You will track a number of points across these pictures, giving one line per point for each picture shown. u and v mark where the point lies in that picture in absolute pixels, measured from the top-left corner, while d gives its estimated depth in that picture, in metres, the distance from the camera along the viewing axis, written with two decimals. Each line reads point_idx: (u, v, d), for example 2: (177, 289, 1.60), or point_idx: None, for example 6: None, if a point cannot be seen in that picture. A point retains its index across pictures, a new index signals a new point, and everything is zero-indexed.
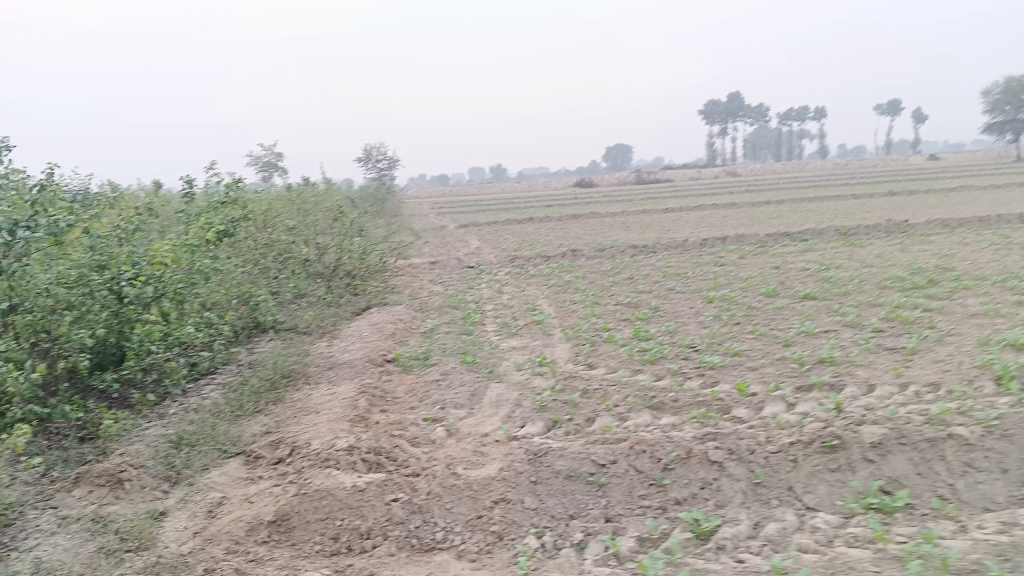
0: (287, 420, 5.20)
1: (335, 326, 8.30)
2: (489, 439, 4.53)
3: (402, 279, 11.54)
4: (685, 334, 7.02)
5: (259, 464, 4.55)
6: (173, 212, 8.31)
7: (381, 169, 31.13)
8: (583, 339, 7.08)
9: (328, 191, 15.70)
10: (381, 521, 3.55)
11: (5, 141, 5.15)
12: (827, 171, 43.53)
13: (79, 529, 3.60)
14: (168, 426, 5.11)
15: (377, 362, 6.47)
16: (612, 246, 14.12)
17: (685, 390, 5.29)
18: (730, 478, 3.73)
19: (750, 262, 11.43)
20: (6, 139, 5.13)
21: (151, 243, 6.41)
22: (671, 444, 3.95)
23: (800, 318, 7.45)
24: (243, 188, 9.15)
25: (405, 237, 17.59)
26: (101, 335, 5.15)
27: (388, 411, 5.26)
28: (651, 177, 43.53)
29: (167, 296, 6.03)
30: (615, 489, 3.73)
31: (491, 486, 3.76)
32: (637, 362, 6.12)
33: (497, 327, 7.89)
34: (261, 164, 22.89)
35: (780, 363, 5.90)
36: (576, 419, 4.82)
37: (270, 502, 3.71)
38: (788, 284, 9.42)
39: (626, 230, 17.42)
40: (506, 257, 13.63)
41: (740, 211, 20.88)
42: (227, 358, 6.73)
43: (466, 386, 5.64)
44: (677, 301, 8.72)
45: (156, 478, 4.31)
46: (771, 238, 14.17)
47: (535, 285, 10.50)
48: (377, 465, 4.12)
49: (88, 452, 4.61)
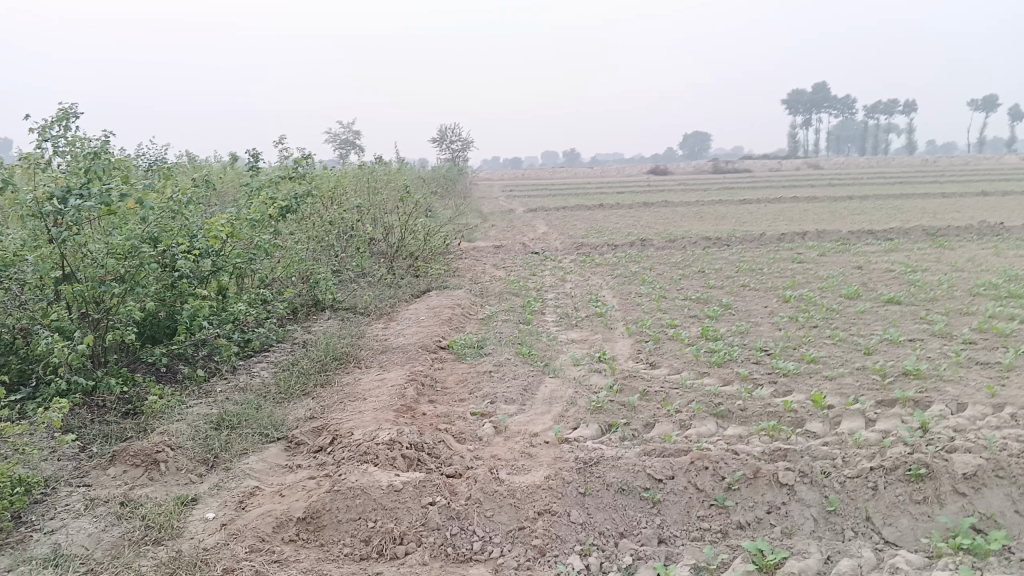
0: (333, 405, 5.01)
1: (393, 307, 8.12)
2: (539, 440, 4.27)
3: (466, 262, 11.34)
4: (757, 335, 6.61)
5: (300, 451, 4.37)
6: (238, 185, 8.25)
7: (454, 150, 31.03)
8: (647, 335, 6.73)
9: (399, 169, 15.60)
10: (416, 525, 3.32)
11: (68, 110, 5.01)
12: (915, 167, 41.68)
13: (107, 513, 3.48)
14: (213, 404, 5.00)
15: (430, 348, 6.25)
16: (683, 237, 13.66)
17: (754, 398, 4.92)
18: (800, 504, 3.38)
19: (831, 260, 10.86)
20: (69, 108, 4.97)
21: (210, 216, 6.31)
22: (737, 461, 3.61)
23: (883, 324, 6.94)
24: (310, 163, 9.05)
25: (472, 219, 17.41)
26: (150, 308, 5.04)
27: (436, 402, 5.04)
28: (728, 167, 42.36)
29: (225, 270, 5.93)
30: (671, 508, 3.42)
31: (536, 494, 3.49)
32: (703, 364, 5.77)
33: (557, 318, 7.59)
34: (337, 141, 23.03)
35: (860, 373, 5.46)
36: (633, 423, 4.51)
37: (303, 496, 3.51)
38: (871, 285, 8.87)
39: (699, 221, 16.87)
40: (573, 244, 13.31)
41: (819, 206, 20.05)
42: (282, 335, 6.59)
43: (520, 380, 5.39)
44: (750, 298, 8.28)
45: (193, 460, 4.18)
46: (853, 235, 13.48)
47: (600, 275, 10.16)
48: (418, 462, 3.88)
49: (130, 428, 4.54)
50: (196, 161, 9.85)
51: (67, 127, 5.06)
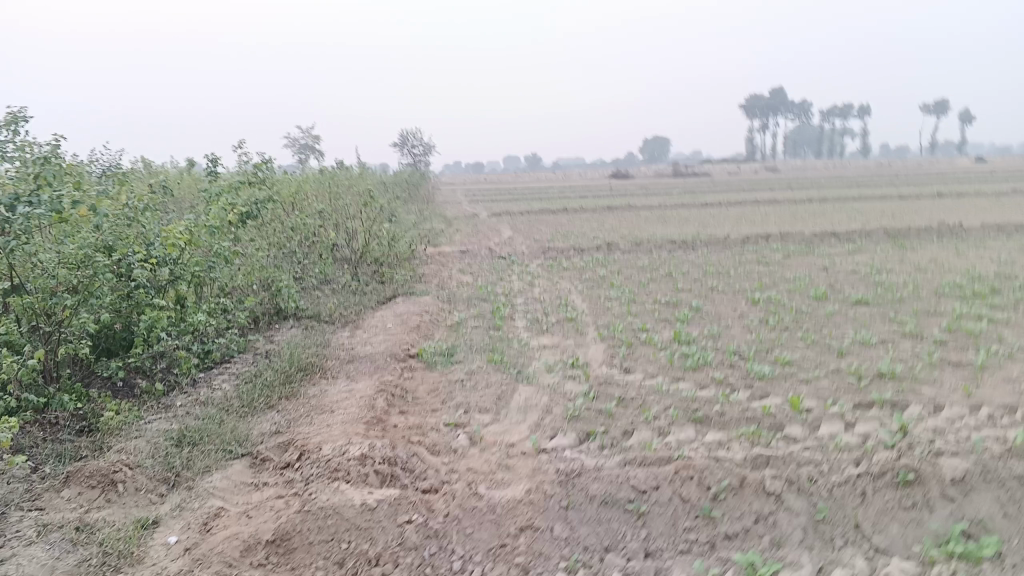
0: (300, 418, 4.82)
1: (358, 314, 7.92)
2: (515, 451, 4.14)
3: (431, 267, 11.17)
4: (730, 338, 6.55)
5: (266, 468, 4.18)
6: (196, 191, 8.00)
7: (416, 155, 30.79)
8: (619, 339, 6.63)
9: (360, 174, 15.35)
10: (393, 546, 3.16)
11: (18, 112, 4.76)
12: (870, 169, 42.41)
13: (60, 540, 3.27)
14: (173, 420, 4.78)
15: (399, 356, 6.08)
16: (649, 240, 13.62)
17: (732, 403, 4.84)
18: (788, 512, 3.29)
19: (797, 262, 10.89)
20: (19, 110, 4.73)
21: (168, 222, 6.08)
22: (722, 470, 3.52)
23: (854, 325, 6.94)
24: (271, 168, 8.82)
25: (436, 224, 17.23)
26: (106, 320, 4.81)
27: (407, 413, 4.88)
28: (688, 170, 42.68)
29: (183, 278, 5.71)
30: (656, 520, 3.31)
31: (517, 510, 3.36)
32: (677, 368, 5.68)
33: (527, 323, 7.47)
34: (297, 146, 22.68)
35: (836, 376, 5.42)
36: (611, 431, 4.40)
37: (272, 517, 3.33)
38: (838, 287, 8.89)
39: (664, 224, 16.89)
40: (539, 248, 13.20)
41: (780, 208, 20.23)
42: (244, 346, 6.37)
43: (493, 388, 5.25)
44: (719, 301, 8.24)
45: (153, 480, 3.97)
46: (817, 237, 13.57)
47: (568, 280, 10.06)
48: (391, 477, 3.72)
49: (84, 447, 4.31)
50: (151, 166, 9.56)
51: (15, 130, 4.82)
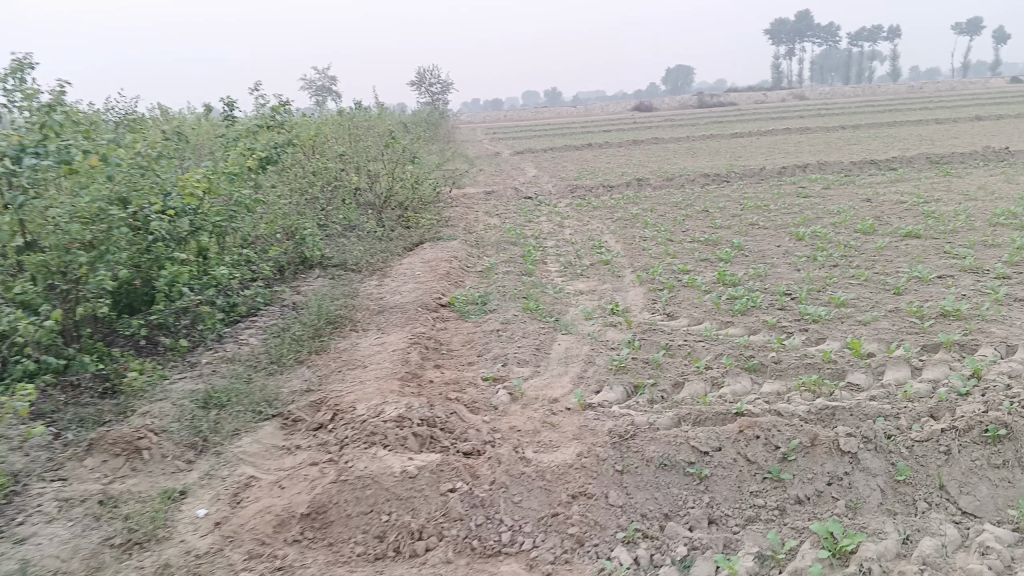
0: (332, 374, 4.59)
1: (385, 262, 7.63)
2: (559, 408, 3.90)
3: (457, 210, 10.84)
4: (777, 278, 6.21)
5: (298, 429, 3.97)
6: (213, 137, 7.71)
7: (433, 93, 30.10)
8: (659, 282, 6.31)
9: (379, 115, 14.92)
10: (436, 517, 2.92)
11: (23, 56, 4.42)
12: (904, 93, 40.96)
13: (83, 516, 3.08)
14: (199, 380, 4.58)
15: (430, 306, 5.82)
16: (680, 174, 13.16)
17: (788, 350, 4.54)
18: (864, 473, 3.02)
19: (837, 193, 10.43)
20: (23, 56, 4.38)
21: (184, 170, 5.79)
22: (791, 429, 3.24)
23: (908, 260, 6.55)
24: (288, 110, 8.48)
25: (458, 164, 16.83)
26: (123, 276, 4.57)
27: (442, 366, 4.64)
28: (715, 100, 41.49)
29: (205, 229, 5.47)
30: (719, 484, 3.06)
31: (568, 475, 3.12)
32: (725, 312, 5.37)
33: (560, 267, 7.15)
34: (316, 89, 22.19)
35: (895, 317, 5.08)
36: (660, 384, 4.13)
37: (306, 488, 3.11)
38: (885, 219, 8.45)
39: (694, 157, 16.34)
40: (567, 186, 12.80)
41: (814, 137, 19.56)
42: (270, 298, 6.12)
43: (531, 339, 4.97)
44: (761, 238, 7.86)
45: (180, 446, 3.77)
46: (856, 166, 13.02)
47: (599, 219, 9.70)
48: (431, 440, 3.48)
49: (108, 410, 4.12)
50: (165, 112, 9.26)
51: (22, 78, 4.57)
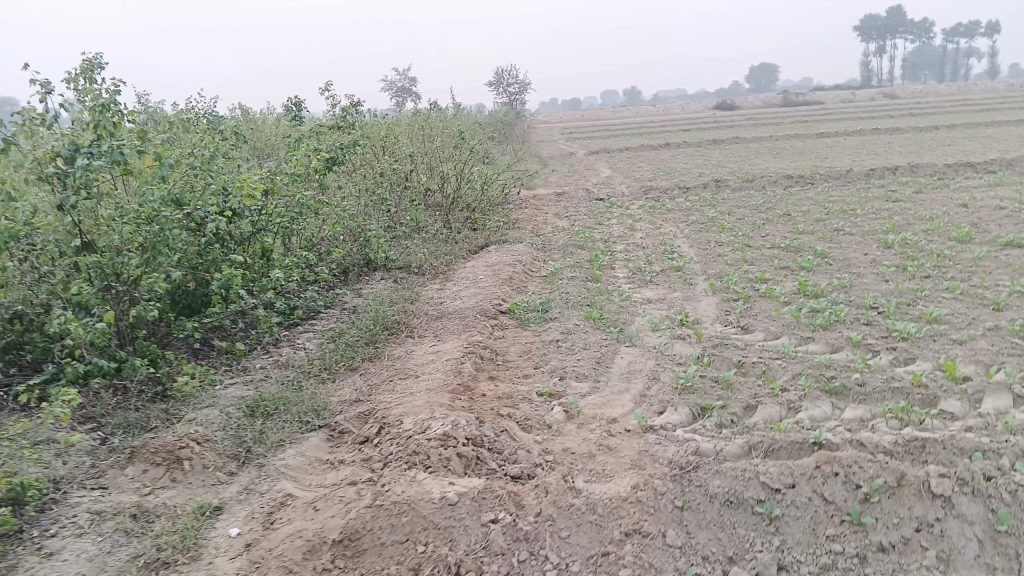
0: (383, 383, 4.41)
1: (449, 264, 7.46)
2: (618, 429, 3.63)
3: (527, 211, 10.62)
4: (863, 290, 5.78)
5: (344, 443, 3.78)
6: (281, 139, 7.67)
7: (511, 93, 29.98)
8: (734, 292, 5.95)
9: (453, 115, 14.82)
10: (475, 550, 2.70)
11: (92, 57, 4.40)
12: (1001, 92, 38.99)
13: (114, 530, 2.97)
14: (250, 385, 4.47)
15: (490, 313, 5.62)
16: (761, 176, 12.64)
17: (873, 371, 4.16)
18: (959, 520, 2.66)
19: (930, 198, 9.81)
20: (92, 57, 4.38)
21: (246, 171, 5.71)
22: (875, 465, 2.90)
23: (1009, 272, 6.03)
24: (357, 110, 8.39)
25: (531, 165, 16.62)
26: (176, 279, 4.48)
27: (497, 379, 4.42)
28: (798, 99, 40.24)
29: (267, 231, 5.36)
30: (792, 525, 2.74)
31: (622, 509, 2.85)
32: (804, 327, 5.00)
33: (629, 273, 6.85)
34: (396, 89, 22.33)
35: (995, 336, 4.63)
36: (730, 406, 3.81)
37: (340, 511, 2.92)
38: (983, 226, 7.87)
39: (775, 158, 15.73)
40: (640, 188, 12.44)
41: (905, 137, 18.63)
42: (330, 301, 6.00)
43: (592, 351, 4.71)
44: (846, 245, 7.40)
45: (223, 456, 3.62)
46: (951, 169, 12.27)
47: (673, 222, 9.33)
48: (476, 461, 3.27)
49: (156, 415, 4.04)
50: (238, 112, 9.31)
51: (92, 79, 4.55)
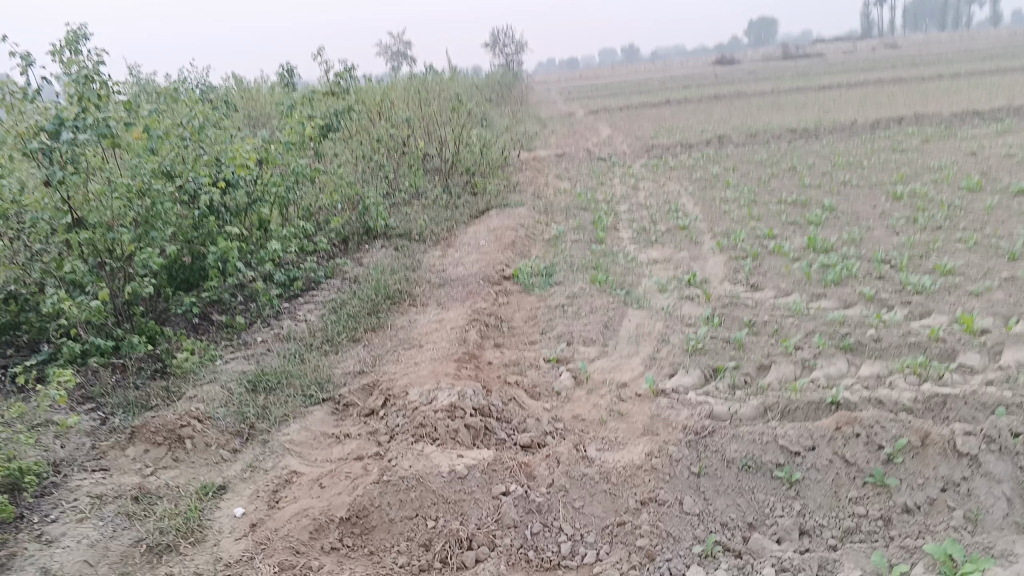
0: (387, 354, 4.32)
1: (450, 230, 7.33)
2: (629, 394, 3.55)
3: (527, 174, 10.46)
4: (873, 244, 5.66)
5: (349, 416, 3.68)
6: (274, 107, 7.51)
7: (507, 54, 29.54)
8: (741, 249, 5.83)
9: (450, 78, 14.57)
10: (487, 524, 2.62)
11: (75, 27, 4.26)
12: (1003, 39, 38.45)
13: (115, 515, 2.90)
14: (250, 360, 4.38)
15: (493, 279, 5.51)
16: (764, 130, 12.43)
17: (888, 326, 4.06)
18: (986, 479, 2.58)
19: (938, 148, 9.62)
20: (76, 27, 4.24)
21: (239, 140, 5.57)
22: (897, 425, 2.80)
23: (1023, 221, 5.90)
24: (350, 76, 8.21)
25: (531, 127, 16.38)
26: (171, 253, 4.37)
27: (504, 346, 4.33)
28: (798, 51, 39.68)
29: (263, 200, 5.23)
30: (813, 489, 2.65)
31: (637, 477, 2.77)
32: (815, 283, 4.89)
33: (634, 234, 6.72)
34: (390, 53, 21.94)
35: (1012, 287, 4.52)
36: (743, 367, 3.72)
37: (347, 488, 2.85)
38: (994, 175, 7.71)
39: (778, 112, 15.49)
40: (642, 146, 12.24)
41: (908, 87, 18.35)
42: (330, 271, 5.88)
43: (599, 315, 4.61)
44: (854, 198, 7.25)
45: (225, 433, 3.51)
46: (957, 118, 12.05)
47: (677, 181, 9.17)
48: (486, 432, 3.18)
49: (156, 393, 3.95)
50: (229, 80, 9.09)
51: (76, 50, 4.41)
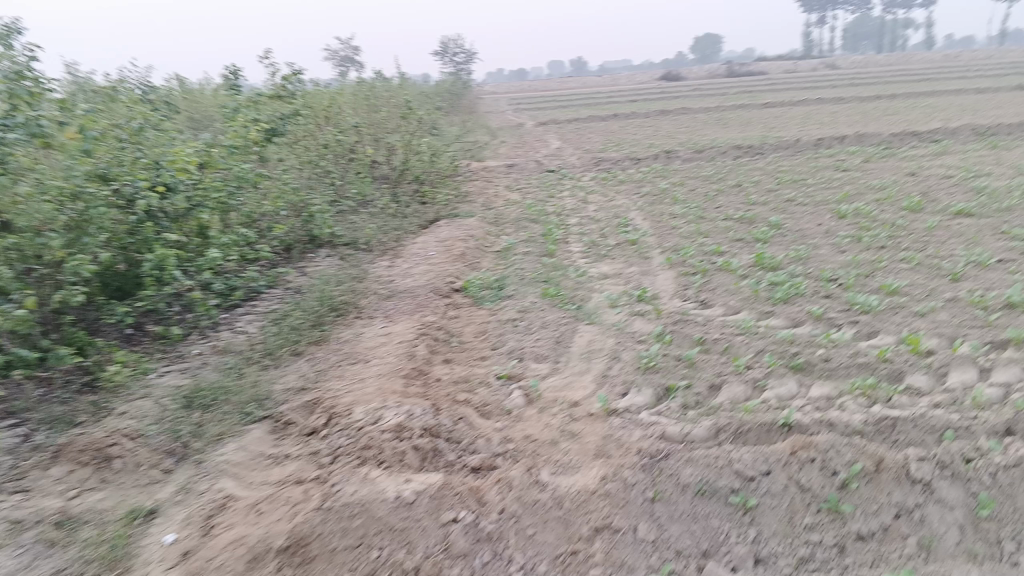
0: (331, 369, 4.17)
1: (398, 240, 7.19)
2: (581, 413, 3.48)
3: (477, 184, 10.37)
4: (820, 262, 5.71)
5: (290, 434, 3.53)
6: (217, 110, 7.31)
7: (457, 63, 29.47)
8: (691, 265, 5.83)
9: (400, 85, 14.42)
10: (435, 553, 2.52)
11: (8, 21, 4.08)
12: (937, 63, 39.76)
13: (36, 544, 2.72)
14: (187, 374, 4.18)
15: (442, 292, 5.40)
16: (711, 146, 12.57)
17: (837, 346, 4.07)
18: (939, 506, 2.57)
19: (879, 167, 9.83)
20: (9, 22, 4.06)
21: (178, 143, 5.39)
22: (851, 449, 2.78)
23: (963, 242, 6.02)
24: (297, 80, 8.04)
25: (480, 136, 16.31)
26: (104, 260, 4.17)
27: (452, 362, 4.22)
28: (742, 69, 40.47)
29: (204, 206, 5.05)
30: (768, 515, 2.61)
31: (590, 503, 2.70)
32: (764, 301, 4.90)
33: (584, 247, 6.68)
34: (338, 57, 21.69)
35: (955, 307, 4.58)
36: (695, 386, 3.68)
37: (286, 515, 2.70)
38: (933, 195, 7.89)
39: (724, 128, 15.70)
40: (591, 159, 12.27)
41: (849, 107, 18.80)
42: (272, 280, 5.68)
43: (550, 330, 4.54)
44: (800, 216, 7.34)
45: (157, 453, 3.33)
46: (897, 138, 12.36)
47: (626, 195, 9.18)
48: (433, 454, 3.08)
49: (84, 408, 3.75)
50: (172, 80, 8.82)
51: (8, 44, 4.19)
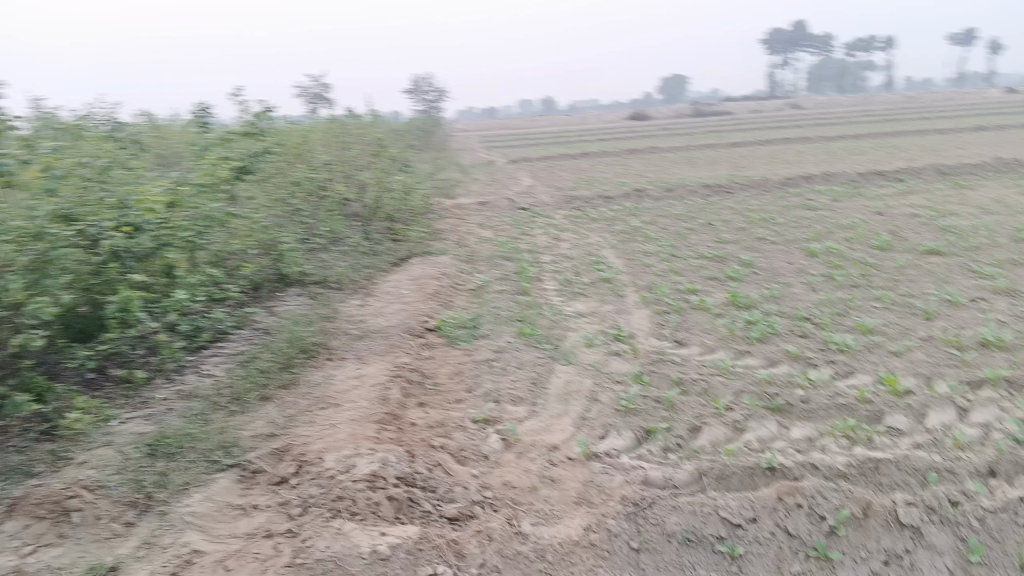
0: (301, 413, 4.05)
1: (369, 279, 7.09)
2: (560, 458, 3.39)
3: (449, 221, 10.31)
4: (793, 300, 5.71)
5: (257, 484, 3.39)
6: (185, 147, 7.20)
7: (427, 101, 29.60)
8: (666, 304, 5.80)
9: (370, 122, 14.39)
10: None
11: None
12: (896, 104, 40.78)
13: None
14: (150, 420, 4.02)
15: (415, 332, 5.30)
16: (680, 185, 12.66)
17: (816, 386, 4.04)
18: (926, 553, 2.62)
19: (846, 206, 9.95)
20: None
21: (144, 182, 5.27)
22: (836, 494, 2.80)
23: (933, 280, 6.06)
24: (267, 118, 7.96)
25: (451, 173, 16.30)
26: (66, 302, 4.02)
27: (427, 405, 4.11)
28: (708, 108, 41.13)
29: (171, 246, 4.92)
30: (755, 564, 2.64)
31: (575, 554, 2.66)
32: (741, 340, 4.87)
33: (558, 286, 6.63)
34: (308, 94, 21.69)
35: (930, 346, 4.59)
36: (675, 429, 3.62)
37: (256, 573, 2.57)
38: (902, 234, 7.97)
39: (693, 166, 15.85)
40: (563, 197, 12.29)
41: (814, 147, 19.11)
42: (240, 320, 5.52)
43: (527, 371, 4.46)
44: (772, 254, 7.37)
45: (118, 504, 3.18)
46: (862, 177, 12.55)
47: (598, 233, 9.18)
48: (410, 504, 2.96)
49: (42, 457, 3.59)
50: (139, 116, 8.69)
51: None
